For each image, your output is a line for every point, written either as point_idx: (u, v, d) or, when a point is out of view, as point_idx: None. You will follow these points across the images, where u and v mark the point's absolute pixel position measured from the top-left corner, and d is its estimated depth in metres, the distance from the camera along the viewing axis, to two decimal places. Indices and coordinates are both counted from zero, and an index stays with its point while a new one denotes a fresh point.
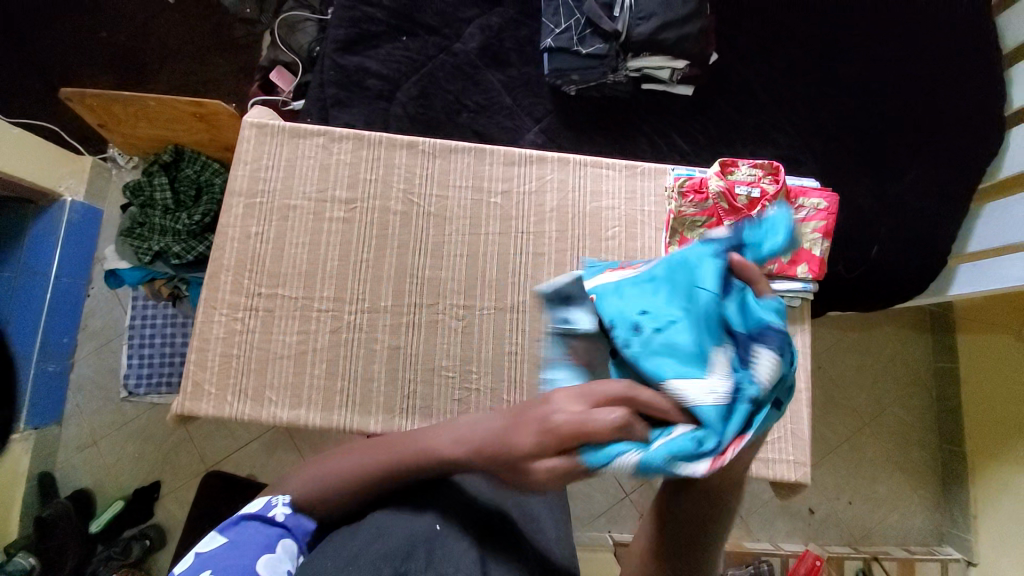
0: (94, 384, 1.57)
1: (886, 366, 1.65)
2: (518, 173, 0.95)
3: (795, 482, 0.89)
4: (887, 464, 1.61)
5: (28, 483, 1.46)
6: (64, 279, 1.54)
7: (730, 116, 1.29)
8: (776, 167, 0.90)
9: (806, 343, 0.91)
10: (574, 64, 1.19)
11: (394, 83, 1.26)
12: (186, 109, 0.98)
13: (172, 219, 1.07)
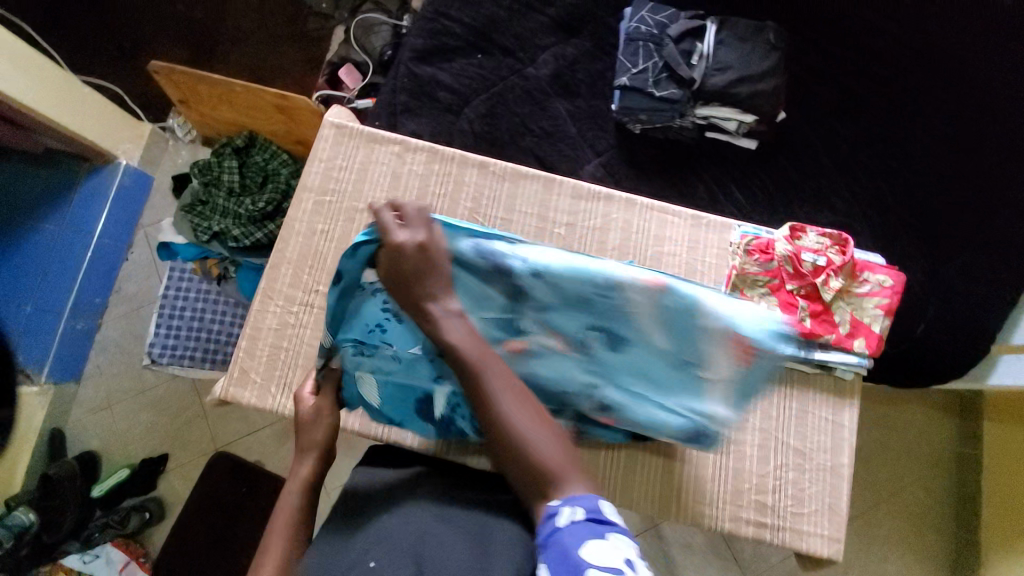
0: (117, 346, 1.58)
1: (911, 443, 1.61)
2: (585, 208, 0.95)
3: (825, 558, 0.84)
4: (899, 545, 1.55)
5: (40, 438, 1.45)
6: (106, 241, 1.56)
7: (789, 174, 1.29)
8: (845, 238, 0.89)
9: (854, 418, 0.88)
10: (645, 104, 1.21)
11: (464, 97, 1.28)
12: (271, 101, 1.06)
13: (236, 202, 1.14)
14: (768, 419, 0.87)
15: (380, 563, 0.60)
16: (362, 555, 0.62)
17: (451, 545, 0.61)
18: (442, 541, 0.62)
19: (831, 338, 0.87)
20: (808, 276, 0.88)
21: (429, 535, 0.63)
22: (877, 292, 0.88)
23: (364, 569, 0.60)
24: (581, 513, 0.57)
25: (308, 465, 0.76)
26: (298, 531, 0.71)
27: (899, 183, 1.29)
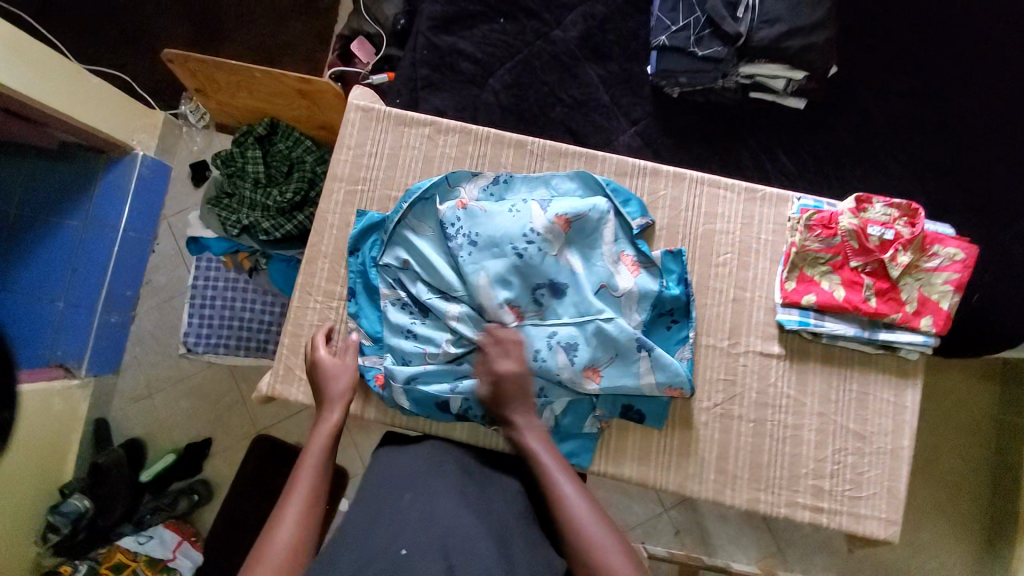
0: (152, 338, 1.60)
1: (951, 411, 1.57)
2: (630, 186, 0.90)
3: (884, 541, 0.83)
4: (935, 513, 1.54)
5: (85, 427, 1.49)
6: (131, 234, 1.55)
7: (840, 136, 1.17)
8: (915, 209, 0.83)
9: (917, 399, 0.84)
10: (683, 66, 1.11)
11: (488, 68, 1.20)
12: (292, 86, 1.00)
13: (262, 193, 1.11)
14: (826, 402, 0.84)
15: (413, 552, 0.59)
16: (393, 541, 0.62)
17: (482, 554, 0.61)
18: (473, 547, 0.61)
19: (897, 317, 0.82)
20: (876, 251, 0.82)
21: (459, 534, 0.63)
22: (948, 267, 0.82)
23: (395, 555, 0.59)
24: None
25: (340, 413, 0.78)
26: (325, 472, 0.72)
27: (947, 143, 1.13)
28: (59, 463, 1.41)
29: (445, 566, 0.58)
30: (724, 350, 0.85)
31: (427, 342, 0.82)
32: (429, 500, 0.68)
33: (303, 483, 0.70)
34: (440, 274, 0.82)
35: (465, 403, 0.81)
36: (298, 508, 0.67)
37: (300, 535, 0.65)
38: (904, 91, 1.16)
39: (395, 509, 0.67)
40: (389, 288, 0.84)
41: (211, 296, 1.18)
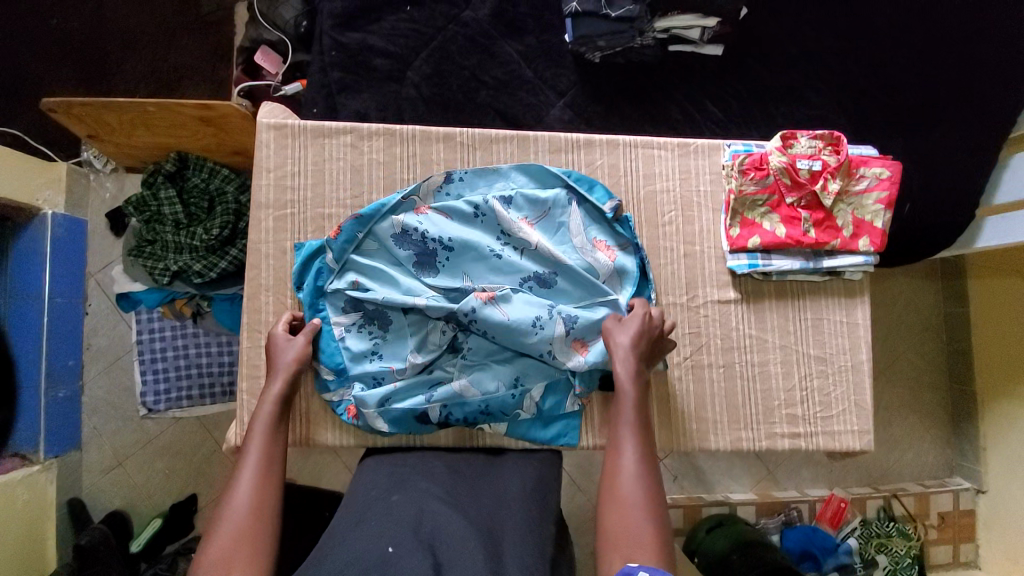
0: (109, 405, 1.50)
1: (901, 313, 1.67)
2: (566, 161, 0.89)
3: (859, 450, 0.88)
4: (902, 408, 1.65)
5: (59, 510, 1.39)
6: (59, 300, 1.42)
7: (759, 74, 1.19)
8: (837, 137, 0.86)
9: (867, 314, 0.89)
10: (600, 30, 1.09)
11: (403, 61, 1.14)
12: (193, 114, 0.93)
13: (186, 234, 1.04)
14: (787, 334, 0.88)
15: (399, 549, 0.58)
16: (377, 539, 0.60)
17: (468, 550, 0.59)
18: (458, 543, 0.60)
19: (837, 243, 0.85)
20: (808, 184, 0.84)
21: (446, 533, 0.62)
22: (876, 186, 0.86)
23: (380, 553, 0.58)
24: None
25: (282, 381, 0.77)
26: (276, 433, 0.75)
27: (870, 62, 1.17)
28: (38, 554, 1.32)
29: (431, 561, 0.57)
30: (684, 306, 0.87)
31: (393, 357, 0.81)
32: (416, 502, 0.67)
33: (256, 449, 0.73)
34: (399, 287, 0.80)
35: (444, 409, 0.80)
36: (255, 468, 0.72)
37: (261, 490, 0.70)
38: (812, 21, 1.19)
39: (384, 511, 0.66)
40: (344, 311, 0.82)
41: (160, 348, 1.12)
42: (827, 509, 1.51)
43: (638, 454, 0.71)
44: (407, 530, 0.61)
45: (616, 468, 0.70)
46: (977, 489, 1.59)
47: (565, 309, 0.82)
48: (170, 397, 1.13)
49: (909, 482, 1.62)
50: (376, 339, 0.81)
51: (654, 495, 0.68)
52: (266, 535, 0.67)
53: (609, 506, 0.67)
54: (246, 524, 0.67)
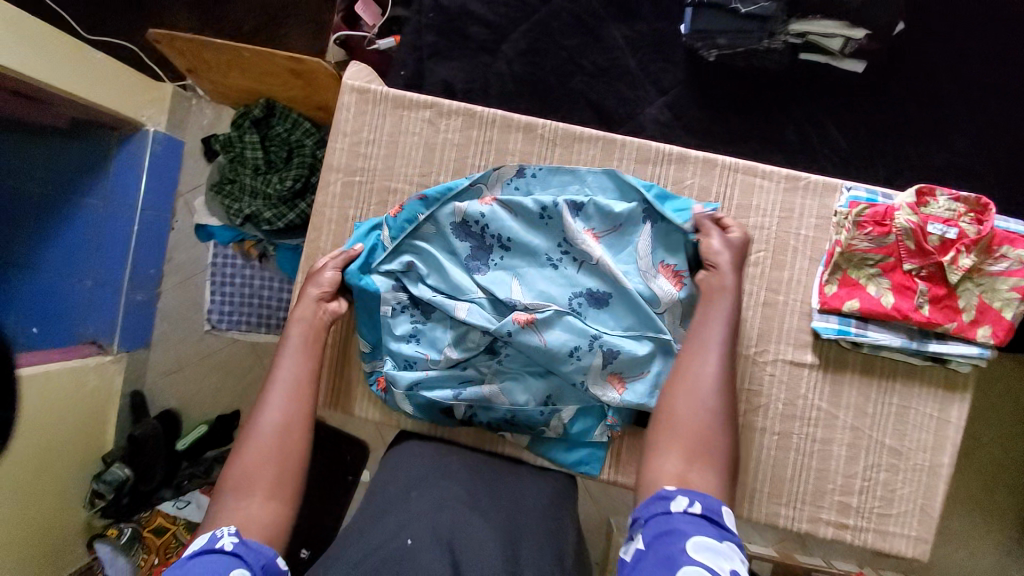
0: (178, 316, 1.63)
1: (996, 402, 1.46)
2: (651, 174, 0.80)
3: (910, 558, 0.78)
4: (968, 503, 1.47)
5: (121, 400, 1.56)
6: (149, 212, 1.54)
7: (904, 103, 1.01)
8: (986, 204, 0.72)
9: (963, 415, 0.76)
10: (723, 26, 0.96)
11: (500, 32, 1.08)
12: (284, 66, 0.93)
13: (263, 181, 1.07)
14: (862, 416, 0.77)
15: (416, 543, 0.61)
16: (398, 531, 0.63)
17: (487, 550, 0.60)
18: (477, 543, 0.61)
19: (952, 327, 0.72)
20: (934, 254, 0.71)
21: (464, 534, 0.63)
22: (1020, 272, 0.71)
23: (401, 545, 0.61)
24: (697, 507, 0.58)
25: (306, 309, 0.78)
26: (302, 367, 0.75)
27: None
28: (102, 434, 1.49)
29: (450, 559, 0.59)
30: (751, 359, 0.78)
31: (430, 346, 0.79)
32: (435, 497, 0.68)
33: (280, 383, 0.74)
34: (450, 277, 0.77)
35: (470, 409, 0.79)
36: (277, 400, 0.72)
37: (283, 422, 0.70)
38: (986, 50, 0.99)
39: (402, 503, 0.68)
40: (390, 290, 0.79)
41: (230, 274, 1.16)
42: None
43: (718, 369, 0.69)
44: (426, 524, 0.63)
45: (692, 375, 0.69)
46: None
47: (620, 337, 0.75)
48: (232, 319, 1.17)
49: None
50: (416, 326, 0.79)
51: (722, 416, 0.67)
52: (288, 466, 0.68)
53: (674, 408, 0.67)
54: (266, 454, 0.68)
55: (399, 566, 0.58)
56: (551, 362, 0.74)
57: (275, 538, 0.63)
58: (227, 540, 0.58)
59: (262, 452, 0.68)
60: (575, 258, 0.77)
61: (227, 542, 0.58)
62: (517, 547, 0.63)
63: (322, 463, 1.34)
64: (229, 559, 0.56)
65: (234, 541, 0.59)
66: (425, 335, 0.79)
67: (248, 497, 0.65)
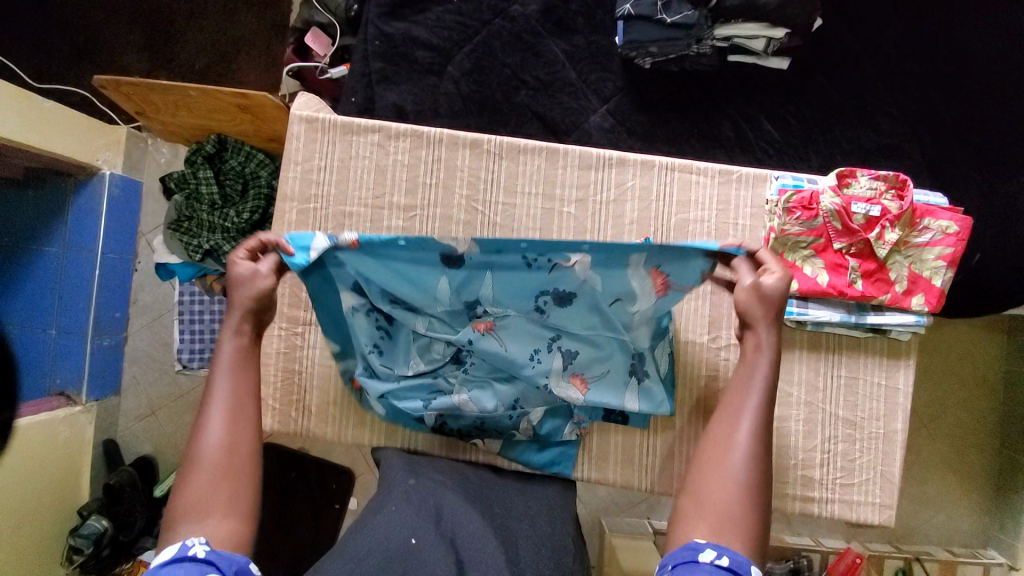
0: (148, 357, 1.61)
1: (954, 366, 1.53)
2: (595, 179, 0.84)
3: (878, 524, 0.81)
4: (939, 467, 1.52)
5: (95, 448, 1.51)
6: (110, 255, 1.52)
7: (828, 95, 1.08)
8: (904, 180, 0.77)
9: (909, 380, 0.81)
10: (653, 35, 1.02)
11: (445, 54, 1.12)
12: (231, 101, 0.95)
13: (220, 215, 1.08)
14: (814, 392, 0.81)
15: (421, 542, 0.66)
16: (400, 529, 0.68)
17: (486, 546, 0.66)
18: (478, 540, 0.67)
19: (886, 299, 0.77)
20: (861, 231, 0.76)
21: (465, 530, 0.68)
22: (941, 241, 0.77)
23: (403, 543, 0.66)
24: (726, 561, 0.53)
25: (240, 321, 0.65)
26: (244, 372, 0.64)
27: (958, 89, 1.04)
28: (76, 486, 1.45)
29: (454, 557, 0.64)
30: (705, 346, 0.82)
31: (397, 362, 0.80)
32: (435, 494, 0.74)
33: (221, 392, 0.62)
34: (414, 291, 0.75)
35: (440, 418, 0.83)
36: (222, 411, 0.61)
37: (231, 436, 0.60)
38: (896, 40, 1.07)
39: (404, 496, 0.74)
40: (353, 300, 0.76)
41: (199, 312, 1.22)
42: (840, 564, 1.41)
43: (755, 434, 0.61)
44: (426, 525, 0.69)
45: (726, 442, 0.61)
46: (1009, 565, 1.43)
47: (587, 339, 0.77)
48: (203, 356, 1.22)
49: (934, 546, 1.51)
50: (383, 337, 0.79)
51: (757, 486, 0.58)
52: (245, 482, 0.59)
53: (703, 471, 0.60)
54: (217, 472, 0.58)
55: (406, 564, 0.63)
56: (516, 364, 0.76)
57: (245, 546, 0.57)
58: (199, 548, 0.54)
59: (211, 468, 0.58)
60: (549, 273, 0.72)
61: (200, 550, 0.53)
62: (513, 543, 0.69)
63: (306, 492, 1.32)
64: (200, 568, 0.52)
65: (206, 549, 0.54)
66: (393, 347, 0.80)
67: (203, 521, 0.56)
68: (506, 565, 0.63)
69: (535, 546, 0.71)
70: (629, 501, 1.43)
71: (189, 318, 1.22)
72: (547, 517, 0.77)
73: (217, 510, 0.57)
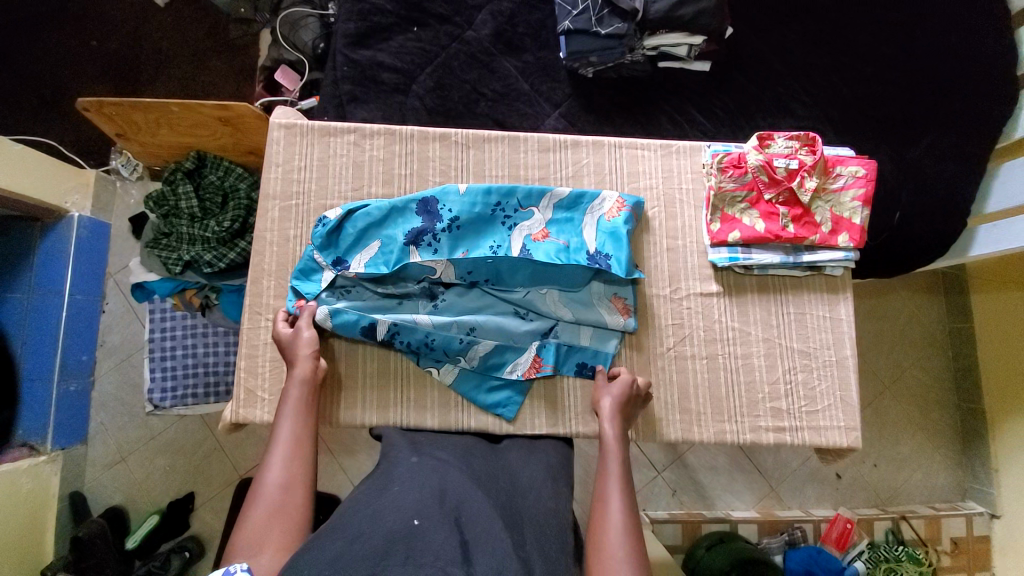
0: (118, 401, 1.50)
1: (905, 327, 1.62)
2: (554, 159, 0.95)
3: (845, 447, 0.89)
4: (909, 425, 1.57)
5: (60, 504, 1.39)
6: (78, 297, 1.45)
7: (747, 89, 1.24)
8: (813, 137, 0.90)
9: (851, 311, 0.92)
10: (592, 46, 1.15)
11: (409, 75, 1.23)
12: (213, 114, 1.09)
13: (200, 226, 1.18)
14: (769, 328, 0.91)
15: (425, 522, 0.64)
16: (404, 509, 0.65)
17: (491, 532, 0.65)
18: (483, 523, 0.66)
19: (816, 238, 0.88)
20: (784, 181, 0.89)
21: (470, 510, 0.67)
22: (853, 185, 0.89)
23: (407, 525, 0.63)
24: None
25: (303, 368, 0.81)
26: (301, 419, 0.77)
27: (851, 76, 1.22)
28: (40, 544, 1.32)
29: (460, 538, 0.62)
30: (668, 297, 0.91)
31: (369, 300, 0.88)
32: (438, 472, 0.74)
33: (284, 434, 0.75)
34: (412, 221, 0.88)
35: (391, 327, 0.85)
36: (283, 451, 0.73)
37: (288, 473, 0.70)
38: (798, 40, 1.25)
39: (407, 476, 0.73)
40: (357, 247, 0.88)
41: (170, 347, 1.21)
42: (833, 530, 1.44)
43: (623, 508, 0.68)
44: (430, 508, 0.66)
45: (603, 522, 0.67)
46: (990, 514, 1.50)
47: (558, 269, 0.88)
48: (177, 394, 1.20)
49: (918, 504, 1.54)
50: (382, 265, 0.86)
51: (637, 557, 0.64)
52: (301, 513, 0.67)
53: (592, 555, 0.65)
54: (276, 502, 0.67)
55: (410, 545, 0.60)
56: (500, 292, 0.89)
57: None
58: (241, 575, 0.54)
59: (271, 498, 0.67)
60: (523, 198, 0.89)
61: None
62: (519, 525, 0.69)
63: None
64: None
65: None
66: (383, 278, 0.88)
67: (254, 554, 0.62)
68: (513, 547, 0.63)
69: (538, 522, 0.71)
70: None
71: (158, 354, 1.20)
72: (552, 493, 0.77)
73: (270, 541, 0.63)
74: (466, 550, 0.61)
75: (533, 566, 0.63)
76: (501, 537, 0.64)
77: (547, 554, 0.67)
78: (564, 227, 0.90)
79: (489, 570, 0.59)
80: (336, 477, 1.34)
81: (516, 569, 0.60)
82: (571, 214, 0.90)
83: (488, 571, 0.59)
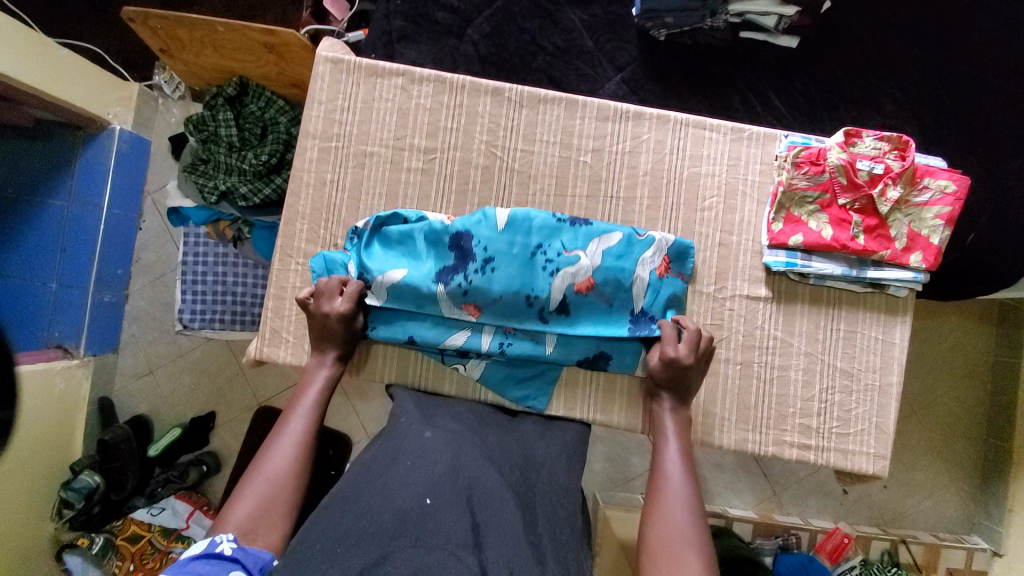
0: (149, 316, 1.55)
1: (947, 354, 1.52)
2: (613, 130, 0.88)
3: (871, 474, 0.85)
4: (928, 452, 1.52)
5: (90, 405, 1.46)
6: (115, 211, 1.47)
7: (835, 74, 1.11)
8: (906, 141, 0.81)
9: (906, 336, 0.85)
10: (669, 5, 1.04)
11: (465, 17, 1.14)
12: (259, 39, 1.05)
13: (238, 157, 1.16)
14: (814, 342, 0.85)
15: (437, 501, 0.64)
16: (415, 487, 0.66)
17: (505, 512, 0.65)
18: (495, 503, 0.66)
19: (887, 255, 0.81)
20: (864, 187, 0.81)
21: (483, 488, 0.67)
22: (939, 200, 0.81)
23: (418, 503, 0.64)
24: None
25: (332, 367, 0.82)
26: (315, 413, 0.78)
27: (958, 72, 1.08)
28: (70, 440, 1.41)
29: (471, 520, 0.63)
30: (712, 296, 0.86)
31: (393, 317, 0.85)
32: (452, 444, 0.72)
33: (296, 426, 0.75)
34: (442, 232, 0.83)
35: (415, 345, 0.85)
36: (293, 445, 0.73)
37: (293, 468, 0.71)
38: (904, 24, 1.10)
39: (418, 450, 0.71)
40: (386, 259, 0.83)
41: (202, 272, 1.22)
42: (828, 542, 1.42)
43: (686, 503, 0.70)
44: (441, 484, 0.66)
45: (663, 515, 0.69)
46: (994, 551, 1.46)
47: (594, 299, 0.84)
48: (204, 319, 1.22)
49: (921, 530, 1.50)
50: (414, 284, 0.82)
51: (701, 557, 0.65)
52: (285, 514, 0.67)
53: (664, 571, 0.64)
54: (270, 494, 0.68)
55: (421, 524, 0.62)
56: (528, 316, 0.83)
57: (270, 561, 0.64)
58: (227, 544, 0.61)
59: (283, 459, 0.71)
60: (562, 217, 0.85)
61: (228, 547, 0.60)
62: (532, 506, 0.69)
63: None
64: (228, 563, 0.58)
65: (233, 546, 0.61)
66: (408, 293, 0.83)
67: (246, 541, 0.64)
68: (526, 534, 0.63)
69: (553, 501, 0.71)
70: (623, 475, 1.39)
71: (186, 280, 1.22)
72: (566, 474, 0.76)
73: (266, 531, 0.65)
74: (477, 533, 0.62)
75: (543, 550, 0.65)
76: (513, 524, 0.64)
77: (558, 542, 0.67)
78: (611, 282, 0.82)
79: (500, 556, 0.60)
80: (347, 418, 1.38)
81: (526, 556, 0.61)
82: (621, 265, 0.82)
83: (498, 559, 0.60)
